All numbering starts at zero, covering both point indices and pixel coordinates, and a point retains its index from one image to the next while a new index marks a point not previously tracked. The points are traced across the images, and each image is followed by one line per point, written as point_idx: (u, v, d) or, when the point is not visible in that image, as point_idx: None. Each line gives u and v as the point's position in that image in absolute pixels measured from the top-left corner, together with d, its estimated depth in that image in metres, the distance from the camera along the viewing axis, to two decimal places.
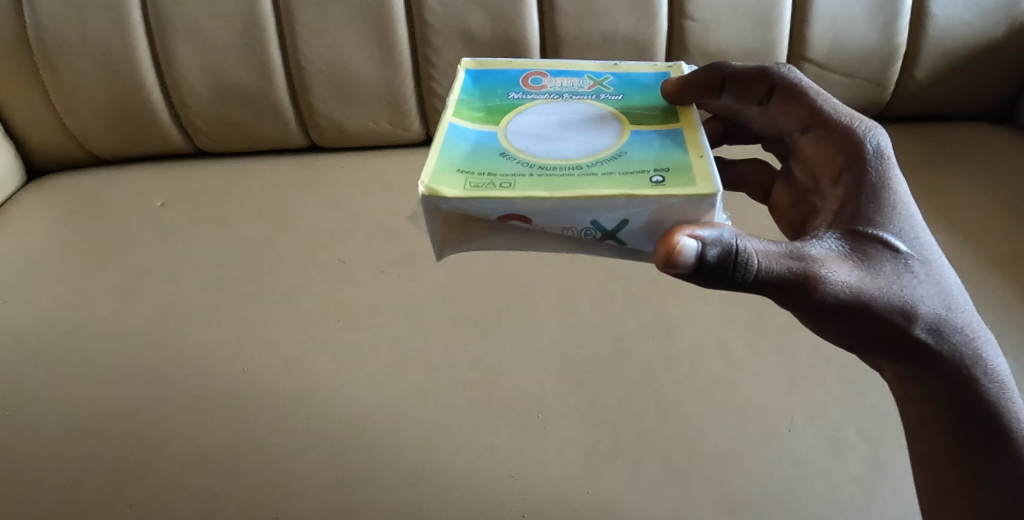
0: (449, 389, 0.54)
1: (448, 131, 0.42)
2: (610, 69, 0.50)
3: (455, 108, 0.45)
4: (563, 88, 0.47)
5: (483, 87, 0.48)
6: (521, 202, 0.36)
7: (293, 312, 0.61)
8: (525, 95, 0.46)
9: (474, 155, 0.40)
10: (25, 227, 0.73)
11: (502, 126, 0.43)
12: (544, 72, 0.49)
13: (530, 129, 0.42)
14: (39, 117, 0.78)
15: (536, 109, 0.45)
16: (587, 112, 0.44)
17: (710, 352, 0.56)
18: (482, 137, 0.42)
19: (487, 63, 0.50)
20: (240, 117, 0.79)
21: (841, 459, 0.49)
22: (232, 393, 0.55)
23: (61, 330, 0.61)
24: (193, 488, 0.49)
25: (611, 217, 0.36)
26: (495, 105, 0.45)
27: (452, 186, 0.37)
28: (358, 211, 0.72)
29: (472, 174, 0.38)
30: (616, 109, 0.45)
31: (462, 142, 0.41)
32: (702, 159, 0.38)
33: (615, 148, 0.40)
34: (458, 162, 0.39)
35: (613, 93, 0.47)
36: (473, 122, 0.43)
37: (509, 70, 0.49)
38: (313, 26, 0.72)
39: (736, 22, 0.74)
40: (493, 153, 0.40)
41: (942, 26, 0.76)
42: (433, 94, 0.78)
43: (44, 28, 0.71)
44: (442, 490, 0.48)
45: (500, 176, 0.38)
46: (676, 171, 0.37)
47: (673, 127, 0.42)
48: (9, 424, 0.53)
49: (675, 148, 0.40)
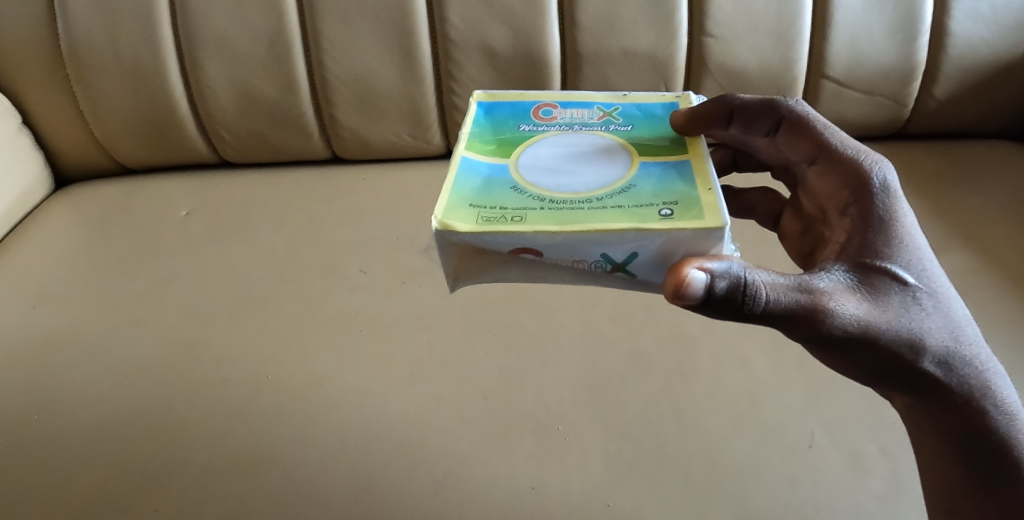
0: (469, 399, 0.54)
1: (460, 164, 0.43)
2: (619, 100, 0.50)
3: (467, 141, 0.45)
4: (574, 119, 0.48)
5: (494, 118, 0.49)
6: (531, 236, 0.37)
7: (316, 321, 0.62)
8: (535, 127, 0.47)
9: (485, 189, 0.40)
10: (53, 234, 0.75)
11: (513, 159, 0.44)
12: (555, 103, 0.50)
13: (540, 162, 0.43)
14: (68, 128, 0.80)
15: (545, 141, 0.45)
16: (595, 144, 0.45)
17: (730, 367, 0.56)
18: (493, 169, 0.42)
19: (498, 95, 0.51)
20: (264, 129, 0.80)
21: (862, 476, 0.48)
22: (255, 400, 0.55)
23: (89, 335, 0.62)
24: (218, 493, 0.50)
25: (621, 249, 0.37)
26: (506, 137, 0.46)
27: (464, 220, 0.38)
28: (380, 222, 0.73)
29: (484, 208, 0.38)
30: (624, 140, 0.45)
31: (474, 176, 0.42)
32: (710, 193, 0.39)
33: (624, 181, 0.41)
34: (470, 196, 0.40)
35: (622, 124, 0.48)
36: (484, 155, 0.44)
37: (519, 102, 0.50)
38: (338, 40, 0.74)
39: (756, 39, 0.75)
40: (504, 186, 0.41)
41: (962, 44, 0.76)
42: (454, 108, 0.79)
43: (77, 41, 0.73)
44: (463, 500, 0.48)
45: (511, 209, 0.38)
46: (684, 204, 0.38)
47: (681, 159, 0.43)
48: (38, 426, 0.54)
49: (682, 182, 0.40)
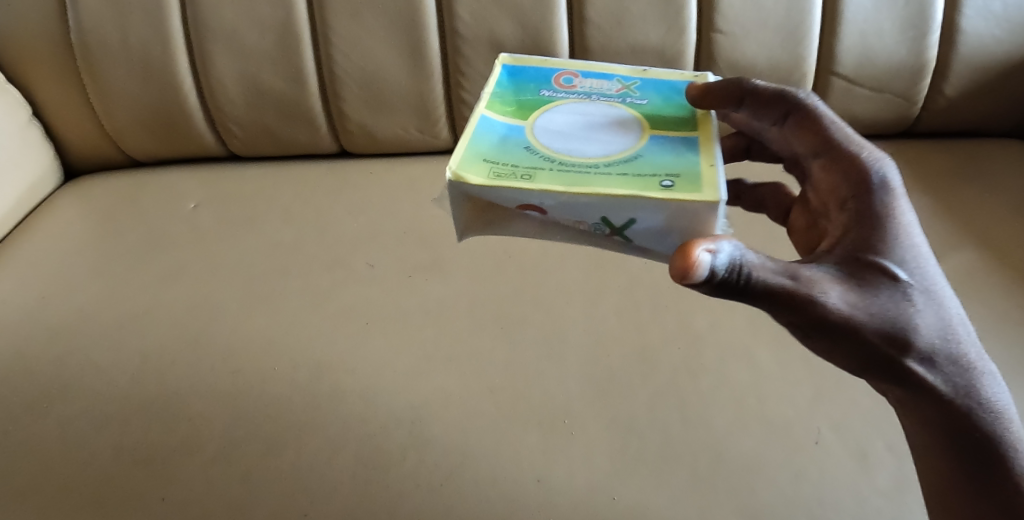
0: (475, 392, 0.54)
1: (479, 121, 0.43)
2: (639, 74, 0.51)
3: (489, 100, 0.46)
4: (592, 89, 0.48)
5: (516, 82, 0.49)
6: (538, 191, 0.37)
7: (322, 314, 0.62)
8: (555, 93, 0.47)
9: (501, 146, 0.41)
10: (62, 225, 0.75)
11: (530, 120, 0.44)
12: (576, 72, 0.50)
13: (555, 126, 0.43)
14: (79, 120, 0.81)
15: (564, 105, 0.45)
16: (611, 114, 0.45)
17: (737, 362, 0.55)
18: (510, 130, 0.42)
19: (523, 59, 0.52)
20: (273, 122, 0.80)
21: (868, 472, 0.48)
22: (262, 391, 0.56)
23: (98, 326, 0.62)
24: (223, 486, 0.50)
25: (619, 214, 0.37)
26: (526, 96, 0.46)
27: (475, 172, 0.38)
28: (386, 217, 0.74)
29: (497, 164, 0.39)
30: (638, 113, 0.45)
31: (492, 134, 0.42)
32: (712, 169, 0.39)
33: (632, 151, 0.41)
34: (485, 151, 0.40)
35: (638, 97, 0.48)
36: (504, 114, 0.44)
37: (542, 68, 0.51)
38: (347, 33, 0.74)
39: (766, 35, 0.75)
40: (519, 145, 0.41)
41: (972, 42, 0.76)
42: (461, 102, 0.79)
43: (87, 32, 0.74)
44: (469, 494, 0.48)
45: (522, 167, 0.38)
46: (686, 178, 0.38)
47: (690, 134, 0.43)
48: (48, 415, 0.55)
49: (692, 157, 0.40)
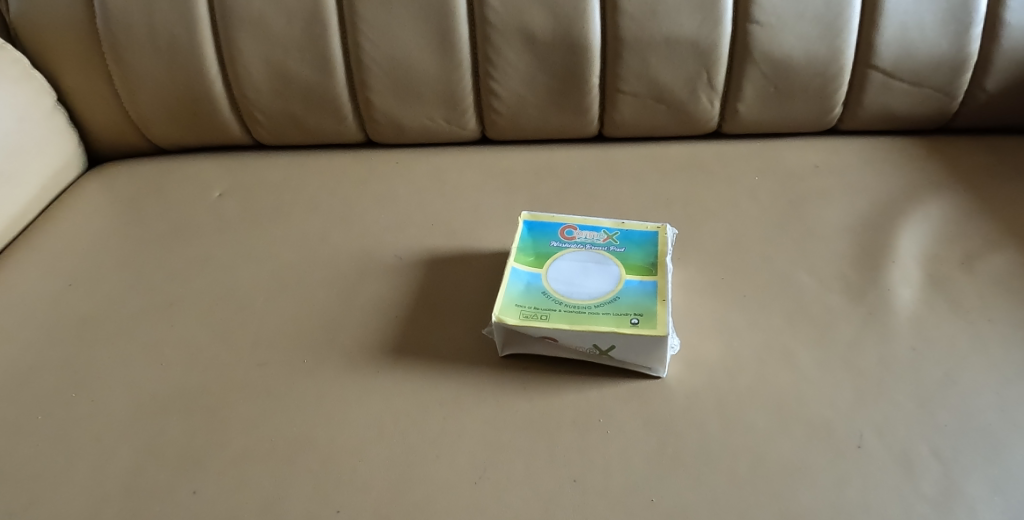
0: (509, 389, 0.54)
1: (510, 273, 0.59)
2: (620, 225, 0.65)
3: (515, 252, 0.62)
4: (587, 240, 0.63)
5: (533, 236, 0.64)
6: (552, 330, 0.53)
7: (351, 307, 0.61)
8: (562, 244, 0.63)
9: (526, 293, 0.57)
10: (88, 213, 0.75)
11: (545, 268, 0.60)
12: (575, 225, 0.65)
13: (563, 276, 0.59)
14: (104, 108, 0.80)
15: (568, 254, 0.62)
16: (603, 265, 0.60)
17: (776, 364, 0.54)
18: (532, 277, 0.59)
19: (538, 214, 0.67)
20: (299, 111, 0.79)
21: (914, 478, 0.46)
22: (291, 383, 0.55)
23: (126, 315, 0.62)
24: (255, 476, 0.49)
25: (604, 342, 0.52)
26: (539, 249, 0.62)
27: (510, 313, 0.55)
28: (414, 210, 0.73)
29: (525, 308, 0.55)
30: (619, 264, 0.60)
31: (518, 282, 0.58)
32: (662, 304, 0.55)
33: (612, 293, 0.57)
34: (515, 298, 0.57)
35: (619, 247, 0.62)
36: (525, 263, 0.60)
37: (553, 221, 0.65)
38: (375, 21, 0.73)
39: (804, 27, 0.73)
40: (538, 290, 0.58)
41: (1016, 36, 0.73)
42: (489, 92, 0.78)
43: (113, 18, 0.73)
44: (503, 492, 0.47)
45: (541, 308, 0.55)
46: (646, 315, 0.54)
47: (650, 278, 0.58)
48: (76, 405, 0.54)
49: (656, 294, 0.56)
